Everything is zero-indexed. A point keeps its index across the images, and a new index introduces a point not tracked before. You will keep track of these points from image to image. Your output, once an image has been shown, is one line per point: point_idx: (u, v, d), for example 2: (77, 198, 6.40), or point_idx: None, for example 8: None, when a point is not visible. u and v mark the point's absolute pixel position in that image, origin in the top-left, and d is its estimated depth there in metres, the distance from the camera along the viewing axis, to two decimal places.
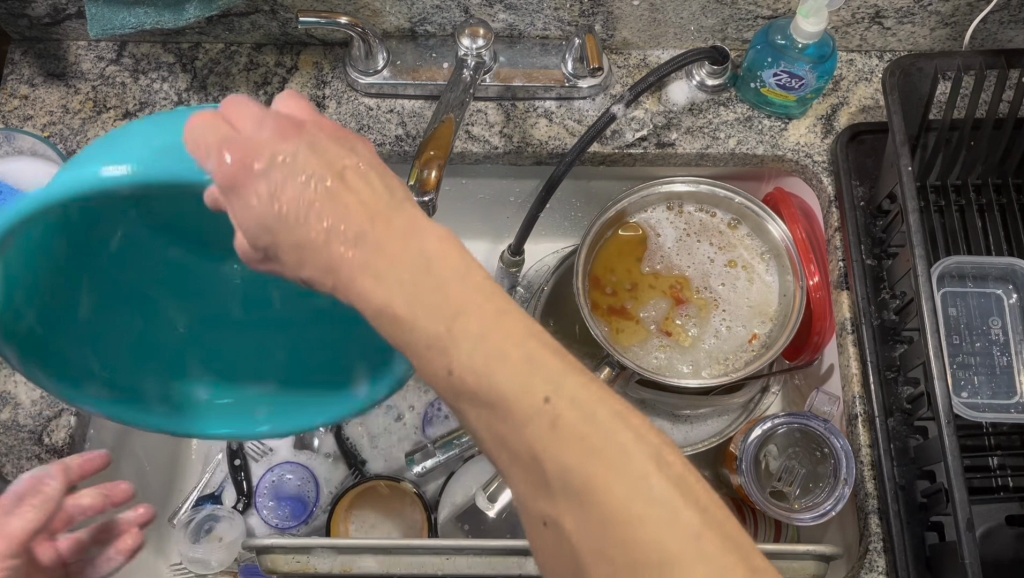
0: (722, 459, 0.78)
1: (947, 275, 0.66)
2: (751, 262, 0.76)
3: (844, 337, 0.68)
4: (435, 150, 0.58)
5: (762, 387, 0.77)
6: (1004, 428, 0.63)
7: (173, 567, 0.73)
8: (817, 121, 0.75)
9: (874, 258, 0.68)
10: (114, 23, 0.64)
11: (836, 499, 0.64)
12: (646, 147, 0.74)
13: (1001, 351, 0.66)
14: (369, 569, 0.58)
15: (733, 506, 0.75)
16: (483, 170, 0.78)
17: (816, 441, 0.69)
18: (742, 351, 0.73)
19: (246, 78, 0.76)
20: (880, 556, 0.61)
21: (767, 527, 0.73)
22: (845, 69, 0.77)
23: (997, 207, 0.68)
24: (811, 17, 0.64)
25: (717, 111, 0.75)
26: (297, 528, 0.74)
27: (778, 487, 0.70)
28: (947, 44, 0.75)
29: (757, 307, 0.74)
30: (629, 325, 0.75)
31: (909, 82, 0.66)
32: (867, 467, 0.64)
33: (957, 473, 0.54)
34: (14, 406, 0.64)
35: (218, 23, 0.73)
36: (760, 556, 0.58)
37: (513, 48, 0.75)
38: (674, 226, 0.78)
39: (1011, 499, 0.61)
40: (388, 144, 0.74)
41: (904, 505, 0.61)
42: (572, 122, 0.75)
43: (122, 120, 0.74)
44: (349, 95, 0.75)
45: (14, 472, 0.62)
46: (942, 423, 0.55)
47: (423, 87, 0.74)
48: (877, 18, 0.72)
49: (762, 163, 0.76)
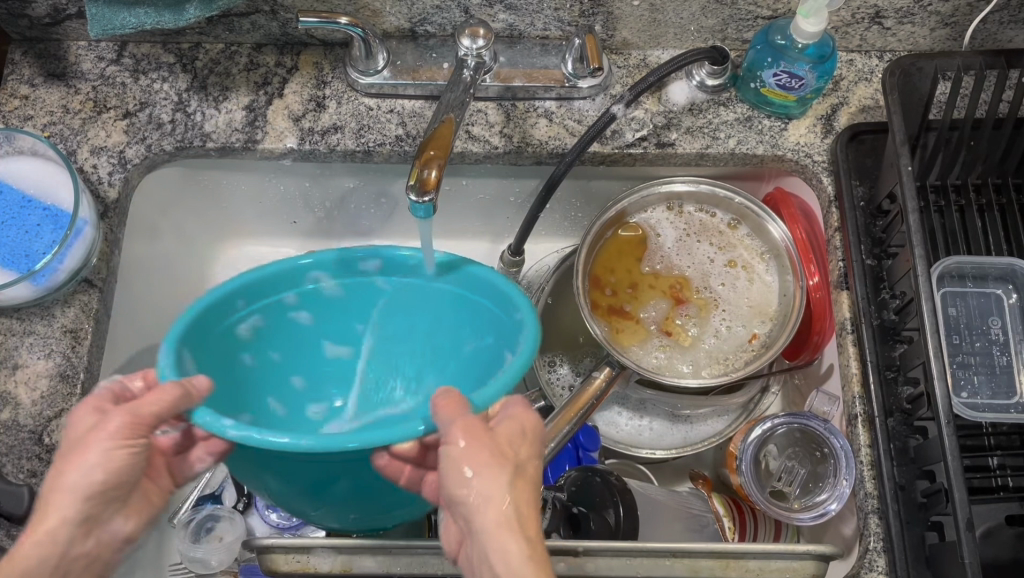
0: (721, 460, 0.78)
1: (947, 275, 0.66)
2: (751, 262, 0.76)
3: (844, 336, 0.68)
4: (434, 150, 0.58)
5: (762, 387, 0.77)
6: (1004, 428, 0.63)
7: (173, 567, 0.73)
8: (817, 121, 0.75)
9: (874, 258, 0.68)
10: (114, 23, 0.64)
11: (835, 498, 0.65)
12: (646, 147, 0.74)
13: (1001, 351, 0.66)
14: (370, 569, 0.58)
15: (732, 506, 0.74)
16: (482, 170, 0.78)
17: (816, 442, 0.69)
18: (742, 351, 0.73)
19: (247, 79, 0.76)
20: (879, 556, 0.61)
21: (767, 526, 0.73)
22: (845, 69, 0.77)
23: (997, 207, 0.69)
24: (811, 16, 0.64)
25: (717, 111, 0.75)
26: (298, 528, 0.76)
27: (777, 487, 0.70)
28: (947, 44, 0.75)
29: (757, 307, 0.75)
30: (629, 324, 0.75)
31: (909, 82, 0.66)
32: (867, 467, 0.64)
33: (956, 473, 0.54)
34: (14, 406, 0.64)
35: (218, 23, 0.73)
36: (761, 555, 0.58)
37: (513, 48, 0.75)
38: (674, 226, 0.78)
39: (1010, 499, 0.61)
40: (388, 144, 0.74)
41: (904, 505, 0.61)
42: (572, 122, 0.75)
43: (122, 121, 0.74)
44: (349, 95, 0.76)
45: (14, 472, 0.62)
46: (942, 423, 0.55)
47: (423, 88, 0.74)
48: (877, 18, 0.72)
49: (762, 163, 0.75)
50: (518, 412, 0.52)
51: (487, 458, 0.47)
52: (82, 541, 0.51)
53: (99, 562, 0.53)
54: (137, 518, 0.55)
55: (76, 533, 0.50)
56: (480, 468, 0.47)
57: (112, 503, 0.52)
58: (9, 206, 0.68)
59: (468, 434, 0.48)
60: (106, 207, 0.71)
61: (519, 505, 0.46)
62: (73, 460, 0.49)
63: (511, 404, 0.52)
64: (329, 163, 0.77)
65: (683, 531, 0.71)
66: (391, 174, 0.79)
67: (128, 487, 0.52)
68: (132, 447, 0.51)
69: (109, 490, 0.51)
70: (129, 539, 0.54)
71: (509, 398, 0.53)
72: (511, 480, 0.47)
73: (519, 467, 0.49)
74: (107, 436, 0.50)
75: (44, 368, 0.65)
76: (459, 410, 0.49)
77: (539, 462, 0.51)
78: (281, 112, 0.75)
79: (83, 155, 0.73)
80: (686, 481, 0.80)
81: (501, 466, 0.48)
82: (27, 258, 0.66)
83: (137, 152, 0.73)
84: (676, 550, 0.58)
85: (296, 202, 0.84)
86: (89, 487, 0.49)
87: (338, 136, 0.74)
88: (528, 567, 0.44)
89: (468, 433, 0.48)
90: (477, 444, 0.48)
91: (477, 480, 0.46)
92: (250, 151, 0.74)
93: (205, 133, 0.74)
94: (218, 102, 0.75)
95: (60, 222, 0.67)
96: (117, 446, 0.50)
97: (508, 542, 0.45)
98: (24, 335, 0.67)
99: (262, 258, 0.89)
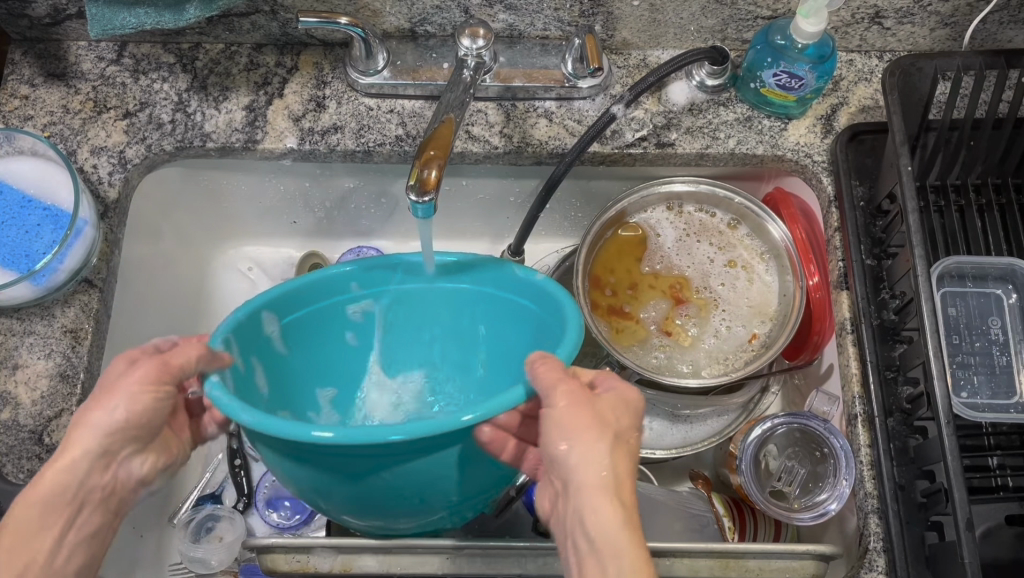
0: (721, 459, 0.78)
1: (947, 275, 0.66)
2: (751, 262, 0.77)
3: (844, 336, 0.68)
4: (435, 150, 0.58)
5: (762, 387, 0.77)
6: (1004, 428, 0.63)
7: (173, 567, 0.73)
8: (817, 121, 0.75)
9: (874, 258, 0.68)
10: (114, 23, 0.64)
11: (835, 498, 0.65)
12: (646, 147, 0.74)
13: (1001, 351, 0.66)
14: (370, 568, 0.58)
15: (732, 506, 0.74)
16: (482, 170, 0.78)
17: (816, 441, 0.69)
18: (742, 351, 0.73)
19: (246, 79, 0.76)
20: (879, 556, 0.61)
21: (767, 526, 0.73)
22: (845, 69, 0.77)
23: (997, 207, 0.69)
24: (811, 17, 0.64)
25: (717, 111, 0.75)
26: (297, 528, 0.75)
27: (777, 487, 0.70)
28: (947, 44, 0.75)
29: (756, 307, 0.75)
30: (629, 324, 0.75)
31: (909, 82, 0.66)
32: (867, 467, 0.64)
33: (957, 473, 0.54)
34: (15, 406, 0.64)
35: (218, 23, 0.73)
36: (761, 555, 0.58)
37: (513, 48, 0.75)
38: (674, 226, 0.78)
39: (1010, 499, 0.61)
40: (388, 144, 0.74)
41: (904, 505, 0.61)
42: (572, 122, 0.75)
43: (122, 120, 0.74)
44: (350, 95, 0.76)
45: (14, 472, 0.62)
46: (942, 423, 0.55)
47: (423, 88, 0.74)
48: (877, 18, 0.72)
49: (761, 163, 0.76)
50: (621, 382, 0.54)
51: (589, 425, 0.49)
52: (101, 474, 0.52)
53: (116, 501, 0.53)
54: (154, 460, 0.56)
55: (94, 465, 0.51)
56: (574, 433, 0.49)
57: (133, 442, 0.53)
58: (9, 206, 0.68)
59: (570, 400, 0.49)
60: (106, 207, 0.71)
61: (616, 469, 0.48)
62: (101, 400, 0.51)
63: (613, 377, 0.54)
64: (329, 163, 0.77)
65: (683, 532, 0.71)
66: (391, 174, 0.79)
67: (151, 428, 0.53)
68: (158, 393, 0.52)
69: (130, 429, 0.52)
70: (146, 482, 0.55)
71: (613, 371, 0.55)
72: (610, 447, 0.49)
73: (618, 435, 0.50)
74: (136, 380, 0.52)
75: (44, 368, 0.65)
76: (559, 369, 0.50)
77: (638, 433, 0.52)
78: (282, 112, 0.75)
79: (83, 155, 0.73)
80: (686, 481, 0.80)
81: (607, 431, 0.49)
82: (27, 258, 0.66)
83: (137, 152, 0.73)
84: (676, 550, 0.58)
85: (296, 202, 0.84)
86: (111, 424, 0.51)
87: (338, 136, 0.74)
88: (618, 528, 0.46)
89: (576, 402, 0.49)
90: (580, 411, 0.49)
91: (568, 448, 0.48)
92: (250, 151, 0.74)
93: (205, 133, 0.74)
94: (218, 102, 0.75)
95: (61, 222, 0.67)
96: (144, 388, 0.52)
97: (601, 503, 0.47)
98: (24, 335, 0.67)
99: (262, 257, 0.89)
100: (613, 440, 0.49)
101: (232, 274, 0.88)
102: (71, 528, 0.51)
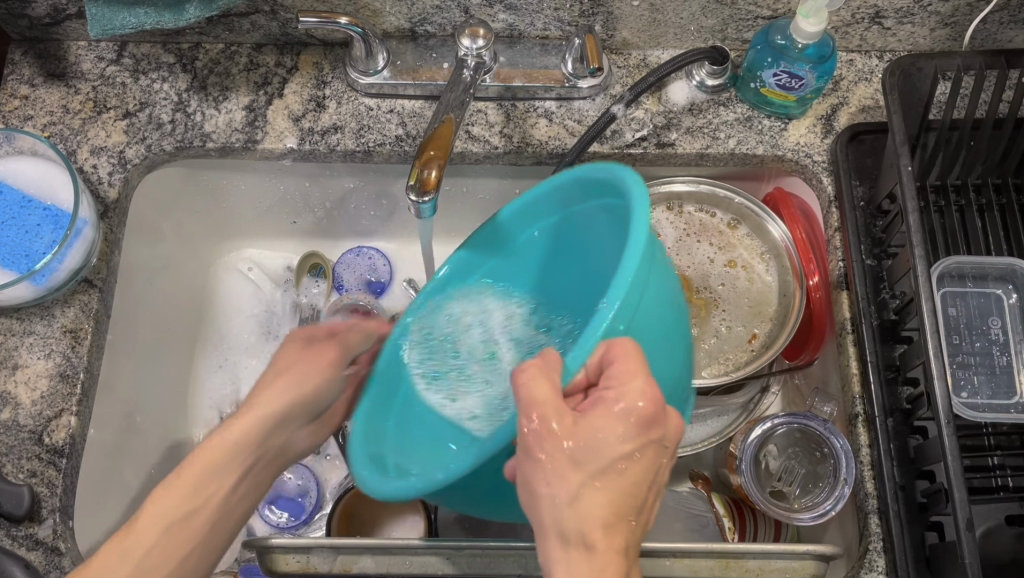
0: (721, 459, 0.78)
1: (947, 275, 0.66)
2: (751, 262, 0.77)
3: (844, 337, 0.68)
4: (435, 150, 0.58)
5: (762, 387, 0.77)
6: (1005, 428, 0.63)
7: None
8: (817, 121, 0.75)
9: (874, 258, 0.68)
10: (114, 23, 0.64)
11: (835, 498, 0.64)
12: (646, 147, 0.74)
13: (1001, 351, 0.66)
14: (370, 569, 0.58)
15: (732, 506, 0.74)
16: (482, 171, 0.78)
17: (816, 443, 0.69)
18: (743, 351, 0.74)
19: (246, 79, 0.76)
20: (879, 556, 0.61)
21: (767, 527, 0.72)
22: (845, 69, 0.77)
23: (997, 207, 0.69)
24: (811, 17, 0.64)
25: (717, 111, 0.75)
26: (297, 526, 0.78)
27: (777, 487, 0.71)
28: (947, 44, 0.75)
29: (756, 306, 0.75)
30: None
31: (909, 82, 0.66)
32: (866, 466, 0.64)
33: (956, 473, 0.54)
34: (15, 406, 0.64)
35: (218, 23, 0.73)
36: (760, 555, 0.58)
37: (513, 48, 0.75)
38: (674, 226, 0.78)
39: (1011, 499, 0.61)
40: (388, 144, 0.74)
41: (904, 505, 0.61)
42: (572, 122, 0.75)
43: (122, 121, 0.74)
44: (349, 95, 0.76)
45: (14, 473, 0.62)
46: (942, 423, 0.55)
47: (423, 88, 0.74)
48: (877, 18, 0.72)
49: (761, 163, 0.76)
50: (622, 370, 0.44)
51: (579, 454, 0.44)
52: (273, 437, 0.57)
53: (281, 463, 0.59)
54: (315, 434, 0.62)
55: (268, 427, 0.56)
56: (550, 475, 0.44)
57: (301, 415, 0.59)
58: (8, 206, 0.68)
59: (565, 420, 0.45)
60: (106, 207, 0.71)
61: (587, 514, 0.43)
62: (281, 374, 0.58)
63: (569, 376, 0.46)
64: (329, 163, 0.77)
65: (683, 532, 0.72)
66: (391, 174, 0.79)
67: (316, 402, 0.59)
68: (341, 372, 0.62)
69: (302, 401, 0.58)
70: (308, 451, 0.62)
71: (532, 374, 0.46)
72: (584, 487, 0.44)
73: (600, 471, 0.44)
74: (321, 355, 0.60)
75: (45, 367, 0.65)
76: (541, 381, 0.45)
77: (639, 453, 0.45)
78: (282, 112, 0.75)
79: (83, 155, 0.73)
80: (685, 481, 0.79)
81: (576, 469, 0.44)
82: (27, 258, 0.66)
83: (137, 152, 0.73)
84: (677, 550, 0.58)
85: (297, 202, 0.84)
86: (285, 396, 0.57)
87: (338, 136, 0.74)
88: (596, 502, 0.43)
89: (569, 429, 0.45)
90: (553, 459, 0.44)
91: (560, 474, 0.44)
92: (250, 150, 0.74)
93: (205, 133, 0.74)
94: (218, 102, 0.75)
95: (60, 222, 0.67)
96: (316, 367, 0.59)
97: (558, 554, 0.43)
98: (24, 335, 0.67)
99: (262, 258, 0.89)
100: (641, 449, 0.45)
101: (233, 274, 0.88)
102: (245, 479, 0.55)
